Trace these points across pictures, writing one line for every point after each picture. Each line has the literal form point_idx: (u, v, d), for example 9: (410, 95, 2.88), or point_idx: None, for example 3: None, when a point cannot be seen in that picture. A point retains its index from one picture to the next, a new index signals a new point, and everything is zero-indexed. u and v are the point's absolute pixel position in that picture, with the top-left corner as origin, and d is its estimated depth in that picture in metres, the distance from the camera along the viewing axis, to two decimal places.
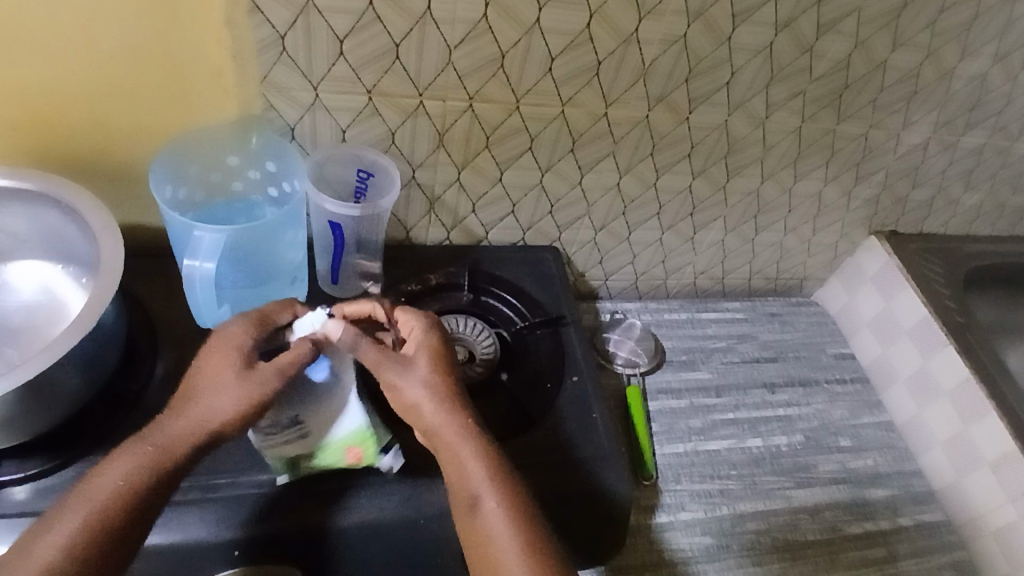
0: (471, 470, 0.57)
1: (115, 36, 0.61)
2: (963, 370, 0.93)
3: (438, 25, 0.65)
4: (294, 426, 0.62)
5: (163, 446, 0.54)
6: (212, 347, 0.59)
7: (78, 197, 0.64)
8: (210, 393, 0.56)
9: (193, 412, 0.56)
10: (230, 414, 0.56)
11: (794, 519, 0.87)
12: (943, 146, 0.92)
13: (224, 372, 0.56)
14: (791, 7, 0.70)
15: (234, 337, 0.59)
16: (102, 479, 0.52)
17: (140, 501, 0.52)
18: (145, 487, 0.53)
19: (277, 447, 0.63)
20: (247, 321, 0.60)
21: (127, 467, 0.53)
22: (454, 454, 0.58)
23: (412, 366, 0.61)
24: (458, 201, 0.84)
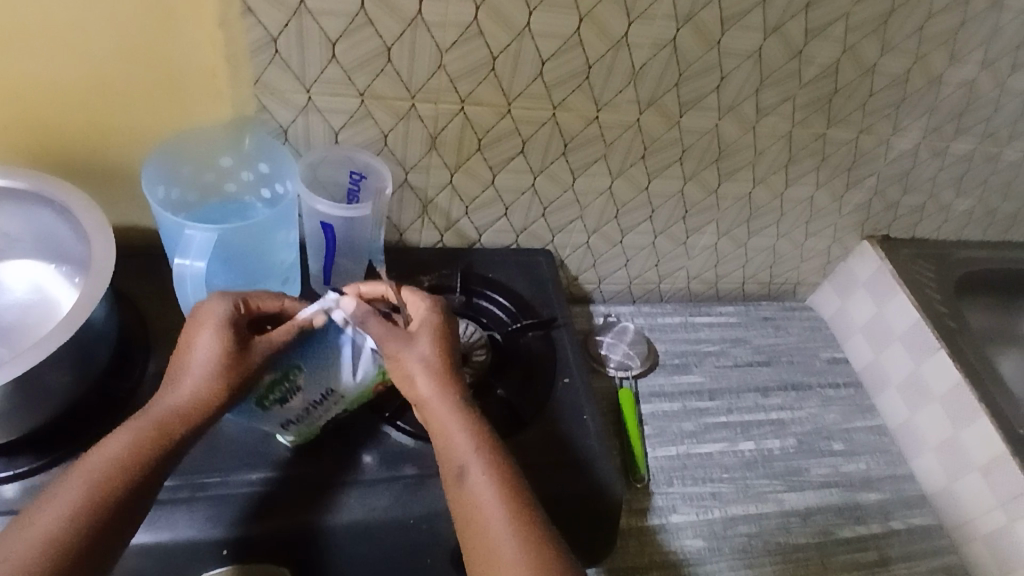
0: (463, 444, 0.58)
1: (109, 38, 0.62)
2: (954, 374, 0.93)
3: (429, 28, 0.65)
4: (327, 400, 0.65)
5: (157, 422, 0.56)
6: (195, 323, 0.59)
7: (70, 196, 0.65)
8: (200, 367, 0.57)
9: (185, 388, 0.57)
10: (220, 386, 0.57)
11: (786, 522, 0.87)
12: (934, 151, 0.93)
13: (212, 346, 0.57)
14: (779, 12, 0.71)
15: (216, 310, 0.59)
16: (100, 456, 0.53)
17: (139, 473, 0.53)
18: (143, 459, 0.54)
19: (316, 420, 0.66)
20: (229, 297, 0.60)
21: (124, 443, 0.54)
22: (447, 428, 0.59)
23: (417, 342, 0.62)
24: (451, 204, 0.84)
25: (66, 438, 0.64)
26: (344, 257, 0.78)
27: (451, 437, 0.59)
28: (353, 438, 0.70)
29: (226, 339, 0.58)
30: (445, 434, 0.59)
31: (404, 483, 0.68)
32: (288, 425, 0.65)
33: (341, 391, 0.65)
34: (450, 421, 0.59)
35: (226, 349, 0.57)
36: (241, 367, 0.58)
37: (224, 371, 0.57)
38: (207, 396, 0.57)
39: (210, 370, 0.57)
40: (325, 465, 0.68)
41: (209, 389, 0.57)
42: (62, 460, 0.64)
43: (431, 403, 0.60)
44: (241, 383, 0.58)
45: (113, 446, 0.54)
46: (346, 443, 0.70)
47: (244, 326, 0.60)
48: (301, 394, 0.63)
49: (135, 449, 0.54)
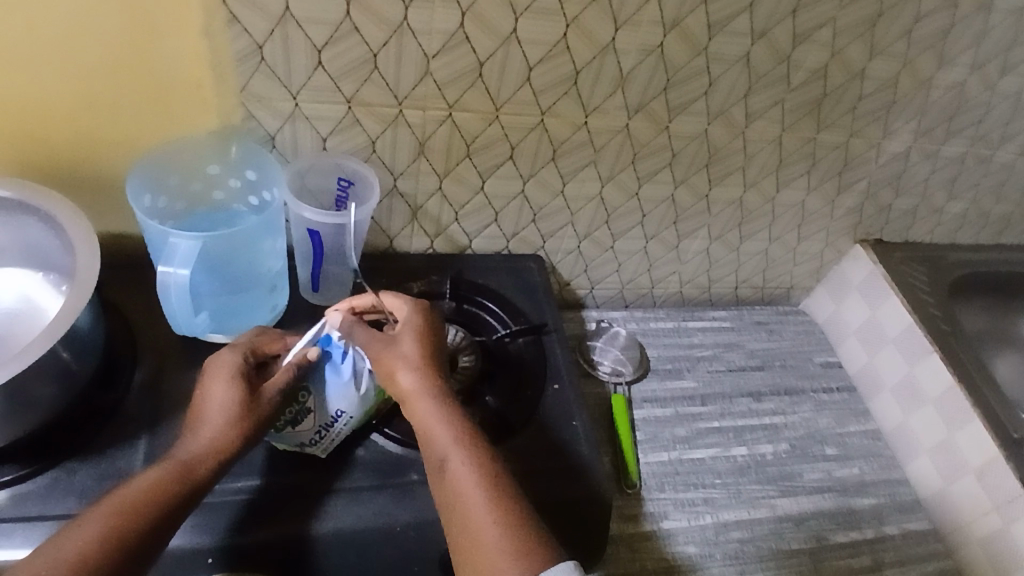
0: (445, 432, 0.58)
1: (95, 48, 0.62)
2: (948, 379, 0.93)
3: (415, 35, 0.65)
4: (339, 419, 0.66)
5: (177, 464, 0.56)
6: (209, 372, 0.61)
7: (56, 206, 0.65)
8: (219, 411, 0.58)
9: (203, 431, 0.58)
10: (240, 429, 0.58)
11: (779, 527, 0.87)
12: (924, 154, 0.93)
13: (229, 391, 0.59)
14: (765, 16, 0.71)
15: (230, 359, 0.61)
16: (121, 496, 0.53)
17: (159, 514, 0.53)
18: (163, 501, 0.54)
19: (332, 440, 0.67)
20: (240, 348, 0.63)
21: (145, 483, 0.54)
22: (428, 416, 0.59)
23: (400, 338, 0.63)
24: (441, 210, 0.84)
25: (51, 448, 0.64)
26: (332, 264, 0.78)
27: (433, 425, 0.59)
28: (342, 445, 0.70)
29: (242, 385, 0.60)
30: (427, 423, 0.59)
31: (393, 491, 0.68)
32: (307, 445, 0.66)
33: (353, 409, 0.65)
34: (431, 409, 0.60)
35: (244, 395, 0.59)
36: (258, 411, 0.59)
37: (243, 416, 0.59)
38: (226, 438, 0.58)
39: (229, 414, 0.58)
40: (314, 473, 0.67)
41: (229, 432, 0.58)
42: (47, 469, 0.63)
43: (413, 392, 0.60)
44: (257, 427, 0.59)
45: (133, 486, 0.54)
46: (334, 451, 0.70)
47: (256, 373, 0.62)
48: (313, 415, 0.64)
49: (156, 490, 0.54)
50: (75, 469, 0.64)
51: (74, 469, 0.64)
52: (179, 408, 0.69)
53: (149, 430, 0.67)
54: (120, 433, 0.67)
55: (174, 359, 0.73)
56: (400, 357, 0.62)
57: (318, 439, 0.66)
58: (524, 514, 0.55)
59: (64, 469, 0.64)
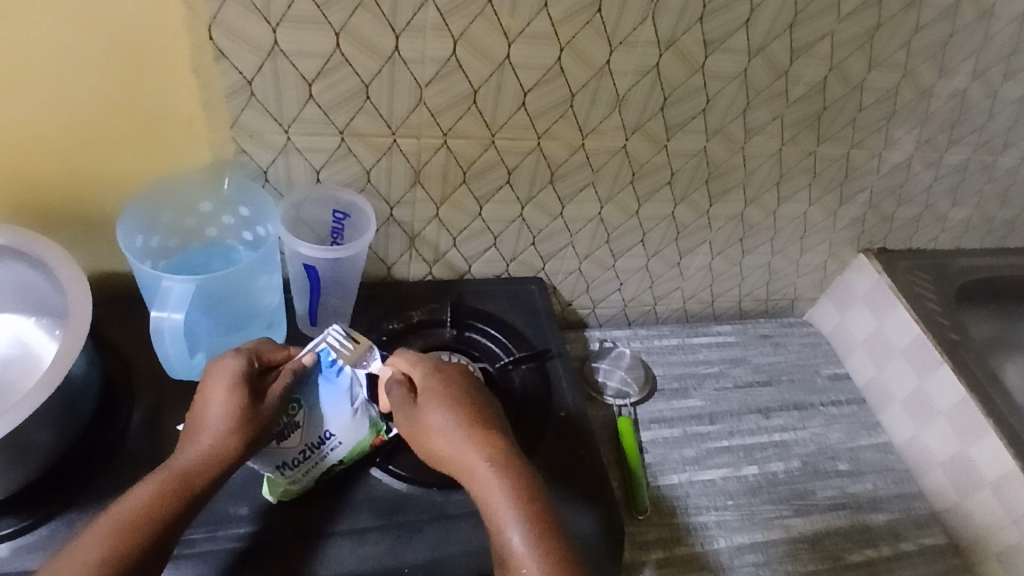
0: (507, 498, 0.55)
1: (82, 88, 0.60)
2: (959, 390, 0.91)
3: (407, 65, 0.64)
4: (325, 442, 0.63)
5: (178, 475, 0.55)
6: (212, 376, 0.59)
7: (47, 250, 0.64)
8: (218, 420, 0.57)
9: (203, 439, 0.57)
10: (239, 439, 0.57)
11: (794, 549, 0.85)
12: (927, 163, 0.91)
13: (229, 400, 0.57)
14: (762, 33, 0.70)
15: (232, 364, 0.59)
16: (121, 510, 0.52)
17: (159, 528, 0.53)
18: (163, 515, 0.53)
19: (313, 465, 0.64)
20: (243, 353, 0.61)
21: (145, 496, 0.53)
22: (491, 485, 0.56)
23: (430, 399, 0.60)
24: (439, 237, 0.83)
25: (47, 498, 0.62)
26: (330, 296, 0.77)
27: (495, 493, 0.55)
28: (344, 484, 0.69)
29: (243, 393, 0.58)
30: (488, 491, 0.56)
31: (398, 531, 0.66)
32: (284, 469, 0.63)
33: (340, 434, 0.63)
34: (491, 475, 0.56)
35: (244, 403, 0.57)
36: (256, 419, 0.58)
37: (243, 421, 0.57)
38: (226, 448, 0.56)
39: (228, 423, 0.56)
40: (317, 514, 0.66)
41: (228, 442, 0.56)
42: (44, 520, 0.62)
43: (465, 457, 0.57)
44: (256, 436, 0.58)
45: (133, 499, 0.53)
46: (337, 489, 0.68)
47: (257, 379, 0.60)
48: (299, 432, 0.61)
49: (156, 503, 0.53)
50: (73, 518, 0.62)
51: (72, 519, 0.62)
52: None
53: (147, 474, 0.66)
54: (118, 479, 0.65)
55: (171, 400, 0.71)
56: (441, 423, 0.59)
57: (300, 462, 0.63)
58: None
59: (60, 519, 0.62)
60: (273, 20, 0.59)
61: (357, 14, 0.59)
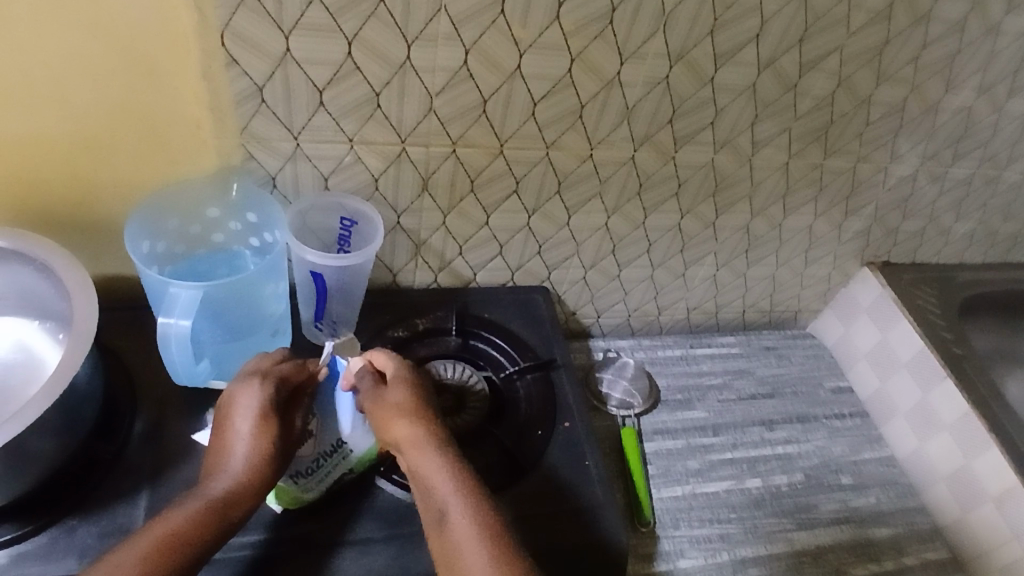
0: (439, 472, 0.58)
1: (91, 94, 0.60)
2: (962, 404, 0.91)
3: (418, 74, 0.64)
4: (337, 450, 0.63)
5: (213, 503, 0.55)
6: (237, 405, 0.59)
7: (53, 255, 0.63)
8: (250, 449, 0.57)
9: (234, 468, 0.57)
10: (271, 470, 0.58)
11: (797, 562, 0.85)
12: (932, 177, 0.92)
13: (260, 432, 0.58)
14: (771, 47, 0.70)
15: (261, 392, 0.59)
16: (158, 536, 0.52)
17: (197, 554, 0.52)
18: (200, 543, 0.53)
19: (324, 475, 0.64)
20: (268, 377, 0.61)
21: (182, 522, 0.53)
22: (426, 461, 0.59)
23: (383, 384, 0.63)
24: (445, 245, 0.83)
25: (49, 506, 0.62)
26: (335, 303, 0.77)
27: (428, 467, 0.58)
28: (348, 493, 0.68)
29: (273, 426, 0.59)
30: (421, 464, 0.59)
31: (402, 542, 0.66)
32: (297, 477, 0.62)
33: (352, 441, 0.64)
34: (427, 451, 0.59)
35: (274, 436, 0.59)
36: (282, 451, 0.59)
37: (274, 453, 0.58)
38: (258, 478, 0.57)
39: (260, 455, 0.57)
40: (321, 524, 0.65)
41: (262, 473, 0.57)
42: (46, 528, 0.61)
43: (404, 434, 0.60)
44: (283, 467, 0.59)
45: (168, 526, 0.52)
46: (341, 499, 0.67)
47: (280, 405, 0.61)
48: (312, 440, 0.63)
49: (194, 531, 0.53)
50: (74, 526, 0.62)
51: (73, 527, 0.62)
52: (180, 459, 0.67)
53: (150, 482, 0.65)
54: (120, 487, 0.65)
55: (175, 407, 0.71)
56: (394, 407, 0.61)
57: (313, 470, 0.63)
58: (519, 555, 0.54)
59: (62, 527, 0.62)
60: (285, 28, 0.58)
61: (369, 22, 0.59)
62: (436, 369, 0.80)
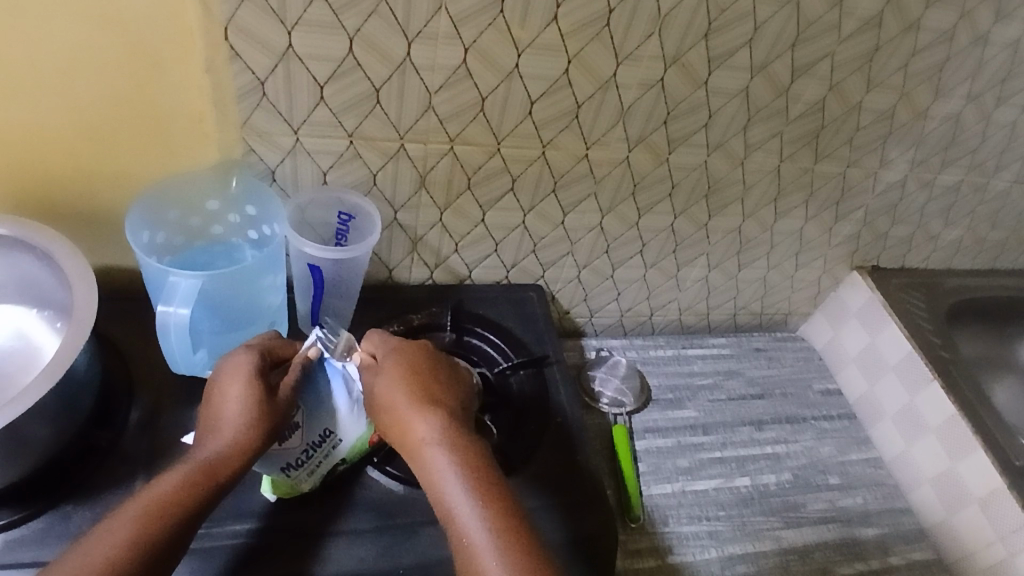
0: (449, 469, 0.57)
1: (95, 85, 0.61)
2: (948, 407, 0.93)
3: (418, 71, 0.65)
4: (326, 439, 0.64)
5: (201, 465, 0.55)
6: (225, 371, 0.60)
7: (54, 243, 0.64)
8: (236, 411, 0.57)
9: (223, 431, 0.57)
10: (259, 429, 0.57)
11: (784, 561, 0.86)
12: (921, 183, 0.93)
13: (247, 392, 0.58)
14: (764, 52, 0.71)
15: (247, 359, 0.60)
16: (147, 498, 0.53)
17: (185, 514, 0.53)
18: (188, 505, 0.53)
19: (316, 465, 0.65)
20: (254, 348, 0.62)
21: (171, 485, 0.54)
22: (436, 457, 0.57)
23: (388, 376, 0.62)
24: (441, 241, 0.84)
25: (44, 492, 0.62)
26: (332, 298, 0.78)
27: (439, 463, 0.57)
28: (342, 484, 0.69)
29: (259, 386, 0.59)
30: (431, 462, 0.57)
31: (395, 532, 0.66)
32: (289, 469, 0.63)
33: (340, 430, 0.64)
34: (437, 448, 0.58)
35: (261, 396, 0.58)
36: (271, 411, 0.58)
37: (262, 414, 0.58)
38: (247, 439, 0.57)
39: (247, 415, 0.57)
40: (314, 514, 0.66)
41: (249, 432, 0.57)
42: (41, 513, 0.62)
43: (414, 430, 0.59)
44: (272, 427, 0.58)
45: (158, 490, 0.53)
46: (335, 489, 0.68)
47: (269, 371, 0.61)
48: (299, 431, 0.63)
49: (181, 493, 0.53)
50: (70, 512, 0.62)
51: (68, 513, 0.62)
52: (176, 448, 0.68)
53: (145, 471, 0.66)
54: (116, 475, 0.65)
55: (171, 397, 0.72)
56: (392, 399, 0.60)
57: (304, 461, 0.64)
58: (535, 552, 0.54)
59: (58, 513, 0.62)
60: (288, 23, 0.60)
61: (370, 19, 0.60)
62: None
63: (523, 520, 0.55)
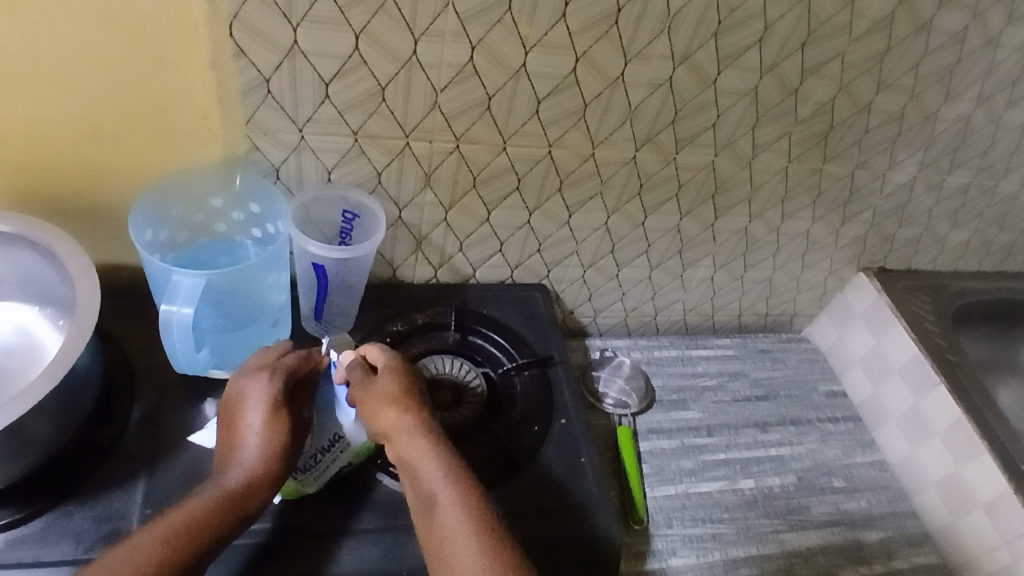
0: (424, 469, 0.58)
1: (98, 81, 0.61)
2: (954, 410, 0.92)
3: (424, 69, 0.65)
4: (335, 444, 0.64)
5: (232, 492, 0.56)
6: (251, 396, 0.60)
7: (57, 240, 0.64)
8: (264, 442, 0.58)
9: (250, 459, 0.57)
10: (286, 460, 0.59)
11: (788, 564, 0.85)
12: (930, 185, 0.93)
13: (275, 421, 0.59)
14: (774, 51, 0.70)
15: (272, 385, 0.60)
16: (178, 524, 0.53)
17: (213, 543, 0.54)
18: (219, 533, 0.54)
19: (324, 470, 0.65)
20: (279, 372, 0.61)
21: (199, 512, 0.54)
22: (413, 459, 0.58)
23: (370, 379, 0.63)
24: (446, 240, 0.83)
25: (46, 490, 0.62)
26: (336, 295, 0.77)
27: (423, 462, 0.58)
28: (347, 485, 0.68)
29: (284, 416, 0.60)
30: (409, 462, 0.59)
31: (398, 533, 0.66)
32: (297, 473, 0.63)
33: (350, 435, 0.64)
34: (413, 448, 0.59)
35: (287, 427, 0.59)
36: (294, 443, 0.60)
37: (288, 447, 0.59)
38: (274, 470, 0.58)
39: (274, 448, 0.58)
40: (317, 515, 0.66)
41: (277, 463, 0.58)
42: (43, 512, 0.61)
43: (390, 432, 0.60)
44: (295, 458, 0.60)
45: (184, 516, 0.53)
46: (338, 490, 0.68)
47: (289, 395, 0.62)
48: (312, 436, 0.64)
49: (213, 521, 0.54)
50: (71, 511, 0.62)
51: (70, 511, 0.62)
52: (178, 447, 0.67)
53: (147, 470, 0.65)
54: (118, 473, 0.65)
55: (174, 395, 0.71)
56: (382, 394, 0.61)
57: (311, 466, 0.64)
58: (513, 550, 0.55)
59: (60, 511, 0.62)
60: (294, 20, 0.59)
61: (377, 16, 0.60)
62: (434, 364, 0.81)
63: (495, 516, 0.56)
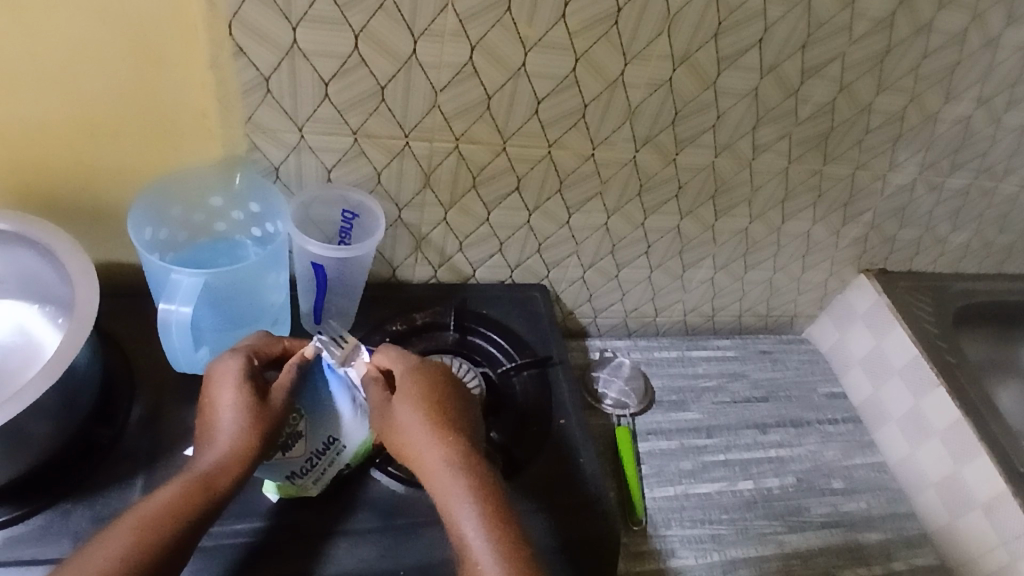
0: (462, 494, 0.56)
1: (98, 80, 0.61)
2: (953, 413, 0.92)
3: (424, 69, 0.65)
4: (330, 446, 0.63)
5: (199, 475, 0.55)
6: (217, 376, 0.59)
7: (56, 239, 0.64)
8: (230, 418, 0.57)
9: (219, 440, 0.56)
10: (257, 436, 0.57)
11: (787, 564, 0.85)
12: (930, 186, 0.92)
13: (238, 398, 0.57)
14: (775, 52, 0.70)
15: (235, 364, 0.60)
16: (144, 510, 0.52)
17: (186, 525, 0.53)
18: (186, 518, 0.53)
19: (321, 473, 0.64)
20: (242, 351, 0.61)
21: (171, 496, 0.53)
22: (449, 485, 0.57)
23: (402, 398, 0.61)
24: (445, 240, 0.83)
25: (45, 489, 0.62)
26: (335, 295, 0.77)
27: (452, 492, 0.56)
28: (345, 484, 0.68)
29: (249, 390, 0.58)
30: (445, 487, 0.57)
31: (396, 533, 0.66)
32: (294, 477, 0.63)
33: (344, 436, 0.64)
34: (451, 474, 0.57)
35: (252, 399, 0.58)
36: (269, 416, 0.58)
37: (257, 419, 0.57)
38: (244, 444, 0.56)
39: (241, 422, 0.57)
40: (315, 514, 0.66)
41: (246, 437, 0.56)
42: (42, 510, 0.61)
43: (429, 454, 0.58)
44: (270, 433, 0.58)
45: (156, 501, 0.53)
46: (336, 490, 0.68)
47: (260, 375, 0.61)
48: (303, 440, 0.62)
49: (179, 505, 0.53)
50: (69, 510, 0.62)
51: (69, 510, 0.62)
52: (176, 446, 0.67)
53: (146, 469, 0.65)
54: (116, 472, 0.65)
55: (173, 394, 0.71)
56: (410, 421, 0.60)
57: (308, 470, 0.63)
58: None
59: (58, 510, 0.62)
60: (293, 20, 0.59)
61: (377, 16, 0.60)
62: None
63: (530, 550, 0.55)
